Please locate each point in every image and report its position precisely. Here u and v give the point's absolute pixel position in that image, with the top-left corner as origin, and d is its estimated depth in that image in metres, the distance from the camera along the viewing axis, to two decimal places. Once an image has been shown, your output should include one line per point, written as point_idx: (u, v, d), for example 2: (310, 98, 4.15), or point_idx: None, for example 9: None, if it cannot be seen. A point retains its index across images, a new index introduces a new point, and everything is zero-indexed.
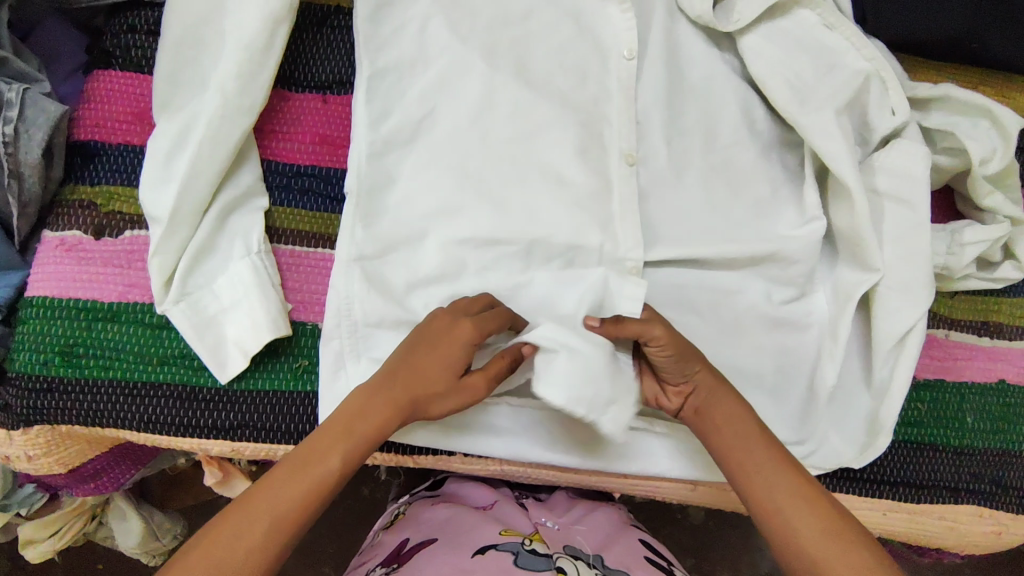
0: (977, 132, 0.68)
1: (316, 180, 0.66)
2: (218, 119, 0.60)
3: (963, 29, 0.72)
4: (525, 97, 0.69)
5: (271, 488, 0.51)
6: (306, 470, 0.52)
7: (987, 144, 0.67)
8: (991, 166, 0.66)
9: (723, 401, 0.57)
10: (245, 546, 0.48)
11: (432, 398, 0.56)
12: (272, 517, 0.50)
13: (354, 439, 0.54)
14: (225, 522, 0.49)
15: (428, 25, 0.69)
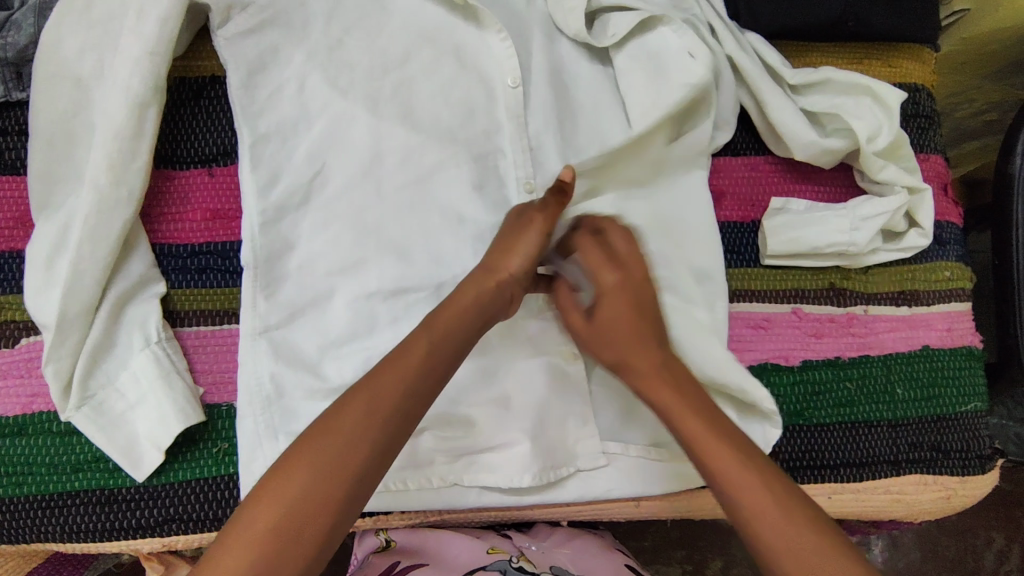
0: (862, 110, 0.68)
1: (213, 256, 0.65)
2: (94, 214, 0.58)
3: (835, 11, 0.73)
4: (415, 139, 0.68)
5: (368, 392, 0.48)
6: (406, 363, 0.50)
7: (873, 121, 0.68)
8: (880, 141, 0.67)
9: (652, 367, 0.56)
10: (343, 446, 0.46)
11: (506, 268, 0.56)
12: (373, 401, 0.48)
13: (448, 328, 0.52)
14: (325, 420, 0.48)
15: (306, 84, 0.68)
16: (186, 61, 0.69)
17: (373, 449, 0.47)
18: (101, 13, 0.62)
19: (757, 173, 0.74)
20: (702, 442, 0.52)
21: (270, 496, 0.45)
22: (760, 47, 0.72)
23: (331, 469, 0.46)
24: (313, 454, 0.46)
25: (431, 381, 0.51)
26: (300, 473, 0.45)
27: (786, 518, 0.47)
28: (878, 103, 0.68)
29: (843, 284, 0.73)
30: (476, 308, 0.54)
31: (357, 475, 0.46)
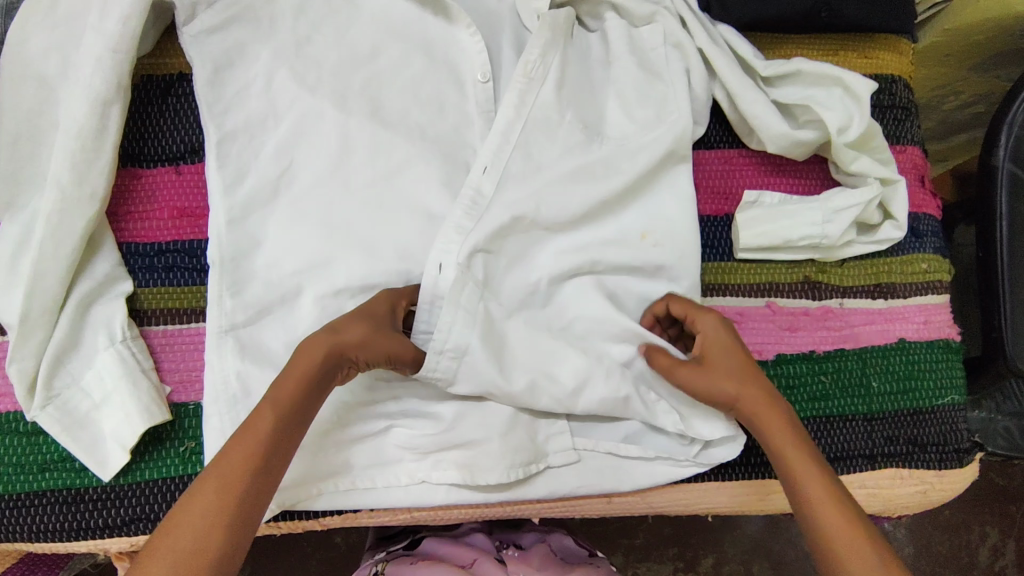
0: (833, 102, 0.68)
1: (180, 255, 0.65)
2: (56, 213, 0.58)
3: (808, 1, 0.72)
4: (383, 136, 0.68)
5: (215, 474, 0.48)
6: (248, 442, 0.50)
7: (844, 112, 0.67)
8: (850, 133, 0.66)
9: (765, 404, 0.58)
10: (194, 532, 0.46)
11: (349, 340, 0.55)
12: (221, 485, 0.48)
13: (291, 396, 0.52)
14: (209, 476, 0.48)
15: (274, 81, 0.68)
16: (153, 59, 0.69)
17: (244, 503, 0.48)
18: (64, 11, 0.62)
19: (732, 166, 0.74)
20: (801, 474, 0.54)
21: (154, 553, 0.45)
22: (732, 39, 0.72)
23: (207, 519, 0.46)
24: (201, 507, 0.47)
25: (291, 434, 0.52)
26: (184, 528, 0.46)
27: (870, 557, 0.49)
28: (849, 95, 0.68)
29: (819, 278, 0.72)
30: (316, 379, 0.53)
31: (230, 529, 0.47)
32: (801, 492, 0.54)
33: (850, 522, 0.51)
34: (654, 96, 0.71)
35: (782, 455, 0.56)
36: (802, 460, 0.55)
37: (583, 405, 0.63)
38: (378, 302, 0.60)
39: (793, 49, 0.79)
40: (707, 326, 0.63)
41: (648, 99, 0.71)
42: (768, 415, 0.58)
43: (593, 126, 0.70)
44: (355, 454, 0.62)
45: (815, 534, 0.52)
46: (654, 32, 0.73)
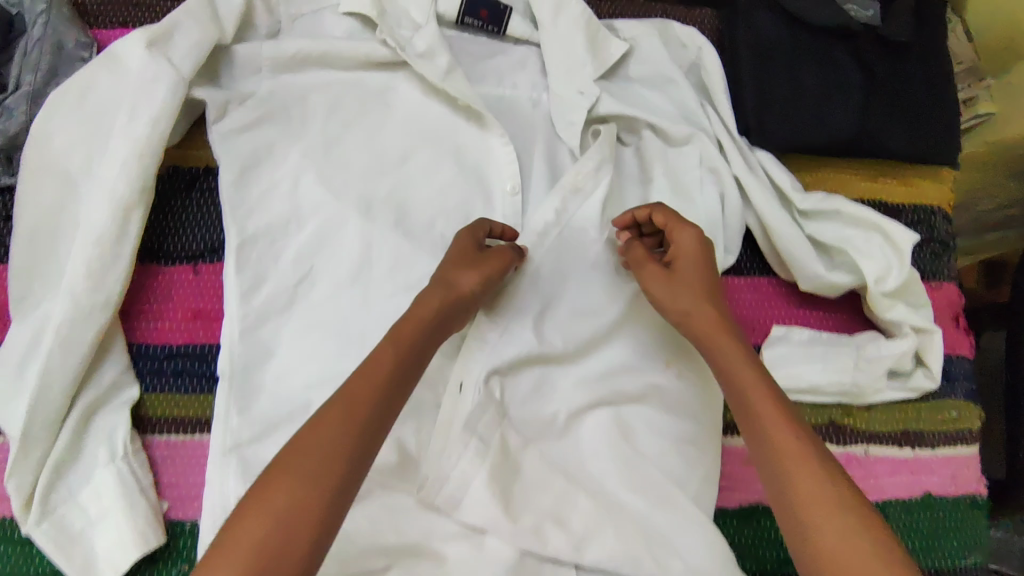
0: (871, 247, 0.66)
1: (191, 360, 0.63)
2: (68, 322, 0.57)
3: (850, 132, 0.70)
4: (406, 248, 0.66)
5: (341, 404, 0.50)
6: (375, 371, 0.52)
7: (883, 261, 0.66)
8: (888, 283, 0.65)
9: (716, 327, 0.58)
10: (323, 450, 0.48)
11: (464, 285, 0.59)
12: (352, 408, 0.50)
13: (414, 333, 0.56)
14: (341, 394, 0.51)
15: (299, 183, 0.66)
16: (181, 149, 0.68)
17: (369, 425, 0.50)
18: (94, 109, 0.61)
19: (763, 295, 0.71)
20: (750, 398, 0.53)
21: (286, 464, 0.47)
22: (770, 167, 0.69)
23: (340, 436, 0.48)
24: (332, 423, 0.49)
25: (411, 365, 0.55)
26: (316, 439, 0.48)
27: (811, 469, 0.49)
28: (887, 242, 0.66)
29: (844, 421, 0.69)
30: (437, 321, 0.58)
31: (360, 446, 0.49)
32: (749, 405, 0.53)
33: (798, 435, 0.51)
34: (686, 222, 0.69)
35: (727, 376, 0.56)
36: (748, 377, 0.54)
37: (592, 551, 0.61)
38: (463, 239, 0.62)
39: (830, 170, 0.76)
40: (680, 236, 0.62)
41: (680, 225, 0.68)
42: (717, 335, 0.58)
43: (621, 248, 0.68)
44: None
45: (757, 439, 0.52)
46: (690, 153, 0.70)
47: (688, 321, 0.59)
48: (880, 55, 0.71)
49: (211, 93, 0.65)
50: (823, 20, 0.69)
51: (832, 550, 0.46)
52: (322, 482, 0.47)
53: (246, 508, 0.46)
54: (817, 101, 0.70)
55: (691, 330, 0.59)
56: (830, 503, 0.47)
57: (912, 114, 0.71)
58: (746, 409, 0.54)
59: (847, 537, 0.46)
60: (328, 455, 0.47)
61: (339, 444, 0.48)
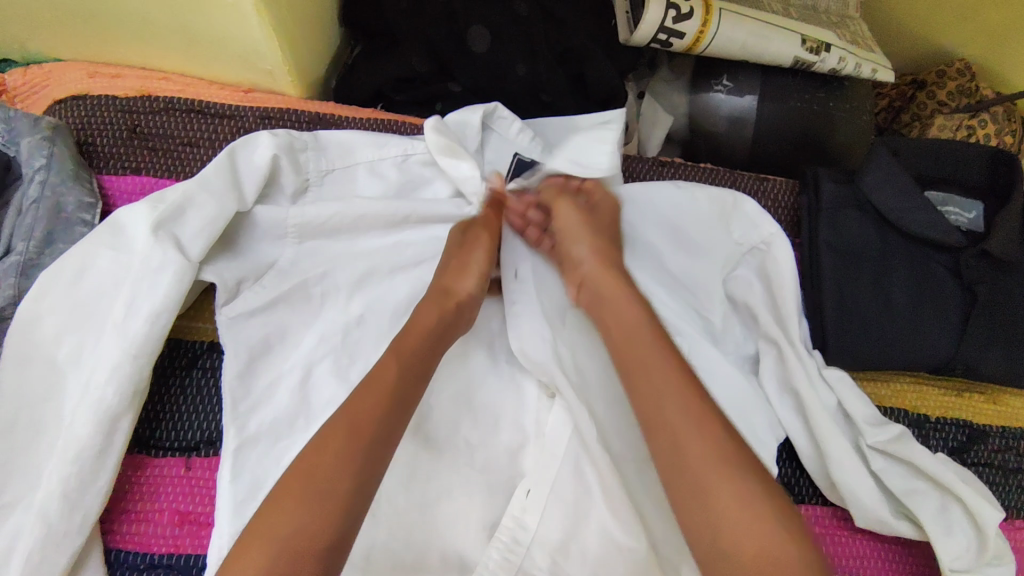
0: (945, 518, 0.57)
1: (171, 572, 0.56)
2: (38, 547, 0.50)
3: (942, 358, 0.62)
4: (423, 456, 0.59)
5: (344, 423, 0.48)
6: (374, 394, 0.50)
7: (959, 536, 0.57)
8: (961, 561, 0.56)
9: (614, 287, 0.57)
10: (328, 476, 0.46)
11: (464, 281, 0.59)
12: (354, 427, 0.48)
13: (419, 345, 0.55)
14: (341, 417, 0.49)
15: (312, 374, 0.60)
16: (187, 320, 0.61)
17: (371, 445, 0.48)
18: (91, 288, 0.55)
19: (823, 531, 0.62)
20: (666, 395, 0.50)
21: (282, 498, 0.45)
22: (842, 390, 0.60)
23: (341, 463, 0.46)
24: (332, 446, 0.47)
25: (415, 384, 0.53)
26: (316, 465, 0.46)
27: (726, 473, 0.45)
28: (969, 515, 0.57)
29: None
30: (437, 331, 0.56)
31: (365, 468, 0.47)
32: (648, 378, 0.51)
33: (711, 426, 0.48)
34: None
35: (646, 370, 0.51)
36: (667, 372, 0.51)
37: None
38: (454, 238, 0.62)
39: (905, 380, 0.68)
40: (606, 198, 0.64)
41: None
42: (620, 306, 0.56)
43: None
44: None
45: (653, 422, 0.49)
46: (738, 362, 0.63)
47: (579, 270, 0.60)
48: (985, 271, 0.63)
49: (225, 271, 0.58)
50: (919, 229, 0.63)
51: (745, 547, 0.43)
52: (327, 506, 0.45)
53: (243, 546, 0.44)
54: (907, 321, 0.62)
55: (599, 302, 0.58)
56: (749, 512, 0.44)
57: (1016, 340, 0.63)
58: (637, 357, 0.53)
59: (749, 525, 0.43)
60: (337, 475, 0.46)
61: (348, 462, 0.47)
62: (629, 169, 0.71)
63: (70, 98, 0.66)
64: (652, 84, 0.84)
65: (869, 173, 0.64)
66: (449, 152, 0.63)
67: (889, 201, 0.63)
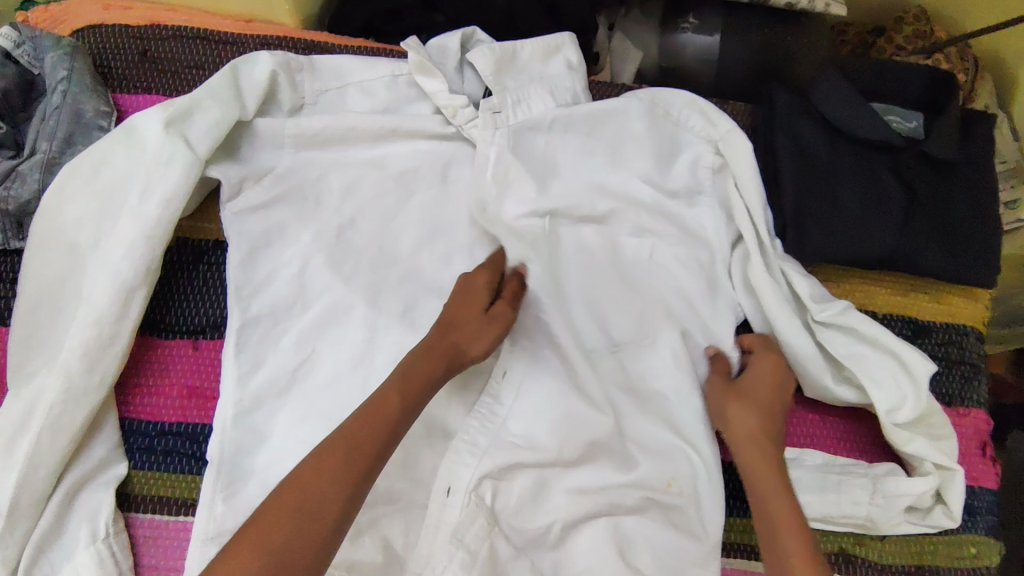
0: (883, 375, 0.63)
1: (180, 438, 0.62)
2: (60, 401, 0.56)
3: (885, 252, 0.67)
4: (411, 337, 0.65)
5: (342, 451, 0.52)
6: (380, 423, 0.54)
7: (895, 391, 0.62)
8: (902, 415, 0.62)
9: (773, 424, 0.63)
10: (318, 503, 0.50)
11: (468, 350, 0.60)
12: (349, 459, 0.52)
13: (422, 382, 0.57)
14: (343, 437, 0.53)
15: (309, 266, 0.66)
16: (193, 220, 0.67)
17: (367, 472, 0.52)
18: (106, 180, 0.61)
19: None
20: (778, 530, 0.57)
21: (278, 507, 0.49)
22: (790, 273, 0.66)
23: (335, 490, 0.50)
24: (330, 472, 0.51)
25: (413, 412, 0.56)
26: (312, 484, 0.50)
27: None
28: (903, 367, 0.63)
29: (855, 550, 0.66)
30: (437, 376, 0.58)
31: (357, 493, 0.51)
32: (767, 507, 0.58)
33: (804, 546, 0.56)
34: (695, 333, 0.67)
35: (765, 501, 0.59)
36: (777, 484, 0.59)
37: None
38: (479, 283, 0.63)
39: (852, 280, 0.73)
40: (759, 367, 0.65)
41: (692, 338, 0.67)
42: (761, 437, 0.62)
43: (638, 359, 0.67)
44: None
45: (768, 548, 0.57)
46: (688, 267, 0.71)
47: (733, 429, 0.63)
48: (922, 172, 0.69)
49: (228, 171, 0.65)
50: (864, 134, 0.68)
51: None
52: (307, 534, 0.49)
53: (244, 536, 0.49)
54: (855, 216, 0.67)
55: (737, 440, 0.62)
56: None
57: (953, 234, 0.69)
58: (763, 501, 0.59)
59: None
60: (324, 507, 0.50)
61: (335, 496, 0.50)
62: (596, 91, 0.78)
63: (87, 28, 0.72)
64: (623, 20, 0.90)
65: (820, 86, 0.70)
66: (421, 68, 0.69)
67: (835, 111, 0.69)
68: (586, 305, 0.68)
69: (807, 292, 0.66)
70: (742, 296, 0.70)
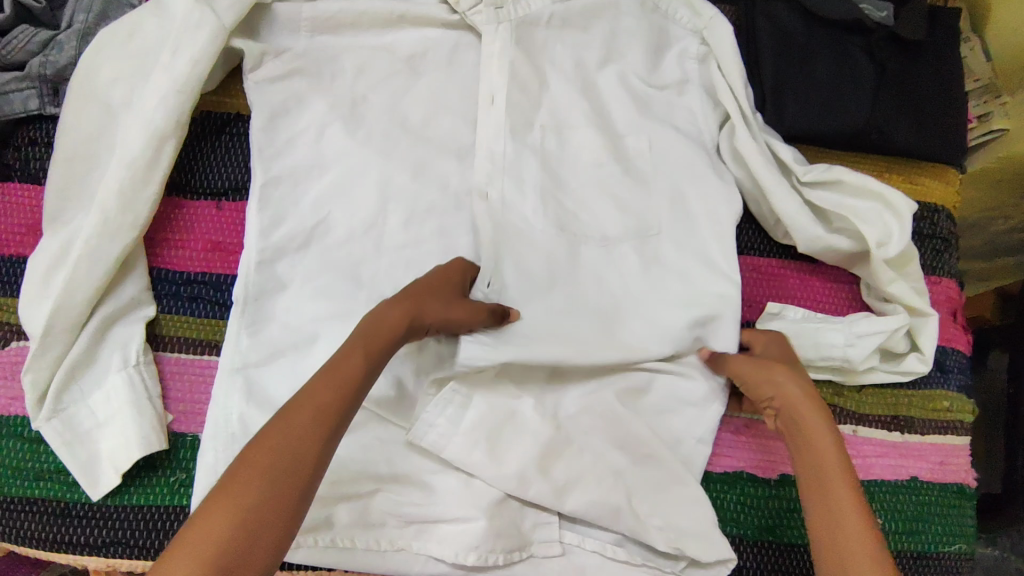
0: (871, 217, 0.67)
1: (207, 287, 0.67)
2: (97, 236, 0.61)
3: (857, 124, 0.72)
4: (420, 200, 0.70)
5: (307, 406, 0.48)
6: (344, 377, 0.50)
7: (881, 228, 0.66)
8: (890, 249, 0.65)
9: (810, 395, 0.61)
10: (293, 456, 0.45)
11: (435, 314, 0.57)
12: (318, 411, 0.47)
13: (381, 344, 0.53)
14: (305, 397, 0.48)
15: (325, 134, 0.71)
16: (217, 96, 0.72)
17: (333, 433, 0.48)
18: (137, 44, 0.65)
19: (758, 275, 0.73)
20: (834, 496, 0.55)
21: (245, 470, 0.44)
22: (773, 141, 0.71)
23: (308, 444, 0.46)
24: (299, 426, 0.46)
25: (371, 377, 0.52)
26: (283, 441, 0.45)
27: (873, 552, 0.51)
28: (884, 210, 0.67)
29: (832, 400, 0.71)
30: (396, 337, 0.54)
31: (324, 454, 0.47)
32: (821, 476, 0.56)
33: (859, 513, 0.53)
34: (688, 199, 0.72)
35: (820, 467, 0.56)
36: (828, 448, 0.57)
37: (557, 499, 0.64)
38: (449, 270, 0.62)
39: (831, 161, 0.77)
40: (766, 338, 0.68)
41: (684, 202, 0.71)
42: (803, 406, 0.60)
43: (635, 226, 0.70)
44: (352, 509, 0.63)
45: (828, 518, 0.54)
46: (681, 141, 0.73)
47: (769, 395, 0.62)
48: (891, 52, 0.74)
49: (250, 44, 0.69)
50: (840, 15, 0.73)
51: None
52: (280, 491, 0.44)
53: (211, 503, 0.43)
54: (830, 90, 0.72)
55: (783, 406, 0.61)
56: None
57: (923, 109, 0.74)
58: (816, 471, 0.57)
59: None
60: (296, 459, 0.45)
61: (307, 450, 0.46)
62: None
63: None
64: None
65: None
66: None
67: None
68: (585, 175, 0.72)
69: (789, 162, 0.70)
70: (731, 167, 0.73)
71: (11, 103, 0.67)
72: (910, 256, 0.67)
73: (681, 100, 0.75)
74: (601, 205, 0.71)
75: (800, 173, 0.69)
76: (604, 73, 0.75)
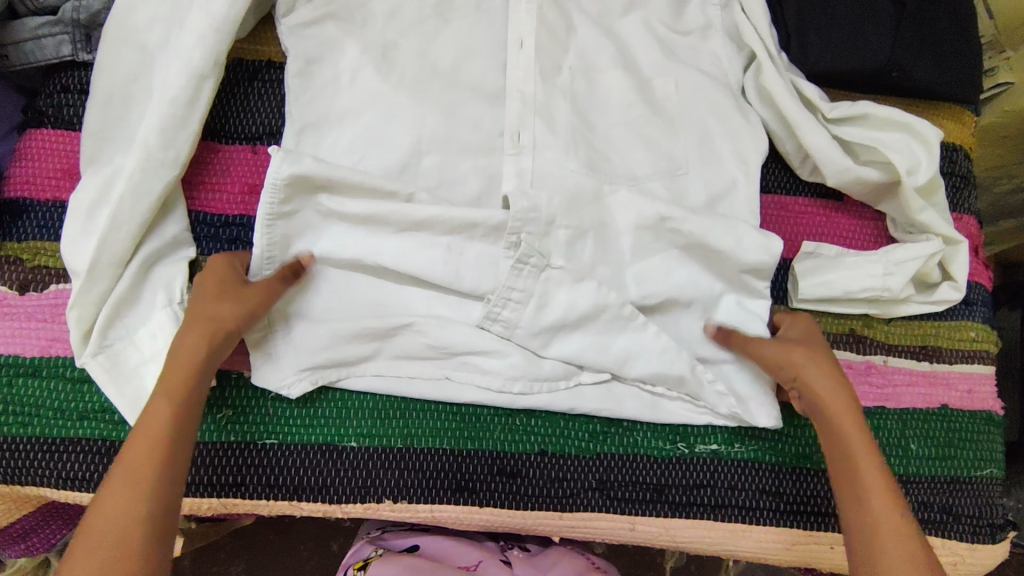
0: (899, 146, 0.70)
1: (245, 229, 0.67)
2: (140, 172, 0.61)
3: (877, 61, 0.73)
4: (456, 141, 0.70)
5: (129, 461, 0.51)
6: (155, 426, 0.53)
7: (910, 157, 0.69)
8: (919, 176, 0.68)
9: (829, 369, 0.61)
10: (117, 515, 0.49)
11: (225, 312, 0.58)
12: (138, 460, 0.51)
13: (187, 371, 0.56)
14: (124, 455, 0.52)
15: (357, 77, 0.70)
16: (250, 44, 0.71)
17: (163, 469, 0.52)
18: None
19: (786, 214, 0.75)
20: (857, 457, 0.57)
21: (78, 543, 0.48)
22: (800, 79, 0.72)
23: (133, 495, 0.50)
24: (127, 484, 0.50)
25: (192, 411, 0.56)
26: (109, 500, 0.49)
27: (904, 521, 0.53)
28: (913, 138, 0.70)
29: (864, 332, 0.72)
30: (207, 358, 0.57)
31: (151, 498, 0.50)
32: (842, 436, 0.58)
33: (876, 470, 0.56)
34: (714, 141, 0.73)
35: (837, 430, 0.59)
36: (852, 417, 0.59)
37: None
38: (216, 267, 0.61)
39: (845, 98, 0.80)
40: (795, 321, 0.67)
41: (710, 144, 0.73)
42: (822, 372, 0.61)
43: (664, 165, 0.71)
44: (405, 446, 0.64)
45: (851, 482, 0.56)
46: (709, 87, 0.74)
47: (794, 359, 0.62)
48: None
49: None
50: None
51: None
52: (114, 543, 0.48)
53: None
54: (849, 30, 0.74)
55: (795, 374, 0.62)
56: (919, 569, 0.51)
57: (942, 47, 0.75)
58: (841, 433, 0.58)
59: None
60: (123, 514, 0.49)
61: (133, 505, 0.49)
62: None
63: None
64: None
65: None
66: None
67: None
68: (612, 120, 0.73)
69: (818, 99, 0.72)
70: (761, 110, 0.74)
71: (44, 48, 0.67)
72: (937, 185, 0.70)
73: (705, 46, 0.76)
74: (632, 147, 0.72)
75: (828, 109, 0.71)
76: (631, 21, 0.75)
